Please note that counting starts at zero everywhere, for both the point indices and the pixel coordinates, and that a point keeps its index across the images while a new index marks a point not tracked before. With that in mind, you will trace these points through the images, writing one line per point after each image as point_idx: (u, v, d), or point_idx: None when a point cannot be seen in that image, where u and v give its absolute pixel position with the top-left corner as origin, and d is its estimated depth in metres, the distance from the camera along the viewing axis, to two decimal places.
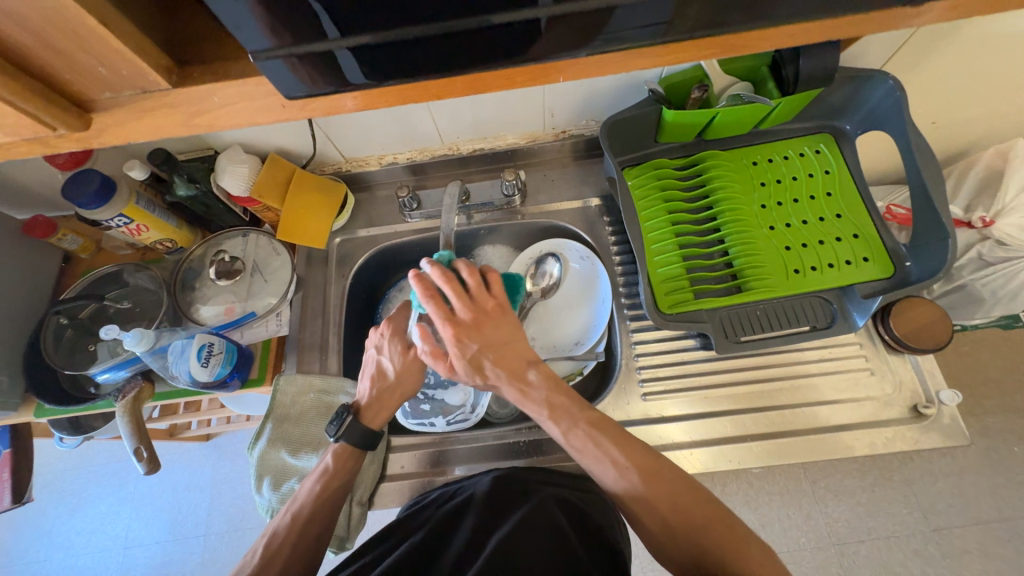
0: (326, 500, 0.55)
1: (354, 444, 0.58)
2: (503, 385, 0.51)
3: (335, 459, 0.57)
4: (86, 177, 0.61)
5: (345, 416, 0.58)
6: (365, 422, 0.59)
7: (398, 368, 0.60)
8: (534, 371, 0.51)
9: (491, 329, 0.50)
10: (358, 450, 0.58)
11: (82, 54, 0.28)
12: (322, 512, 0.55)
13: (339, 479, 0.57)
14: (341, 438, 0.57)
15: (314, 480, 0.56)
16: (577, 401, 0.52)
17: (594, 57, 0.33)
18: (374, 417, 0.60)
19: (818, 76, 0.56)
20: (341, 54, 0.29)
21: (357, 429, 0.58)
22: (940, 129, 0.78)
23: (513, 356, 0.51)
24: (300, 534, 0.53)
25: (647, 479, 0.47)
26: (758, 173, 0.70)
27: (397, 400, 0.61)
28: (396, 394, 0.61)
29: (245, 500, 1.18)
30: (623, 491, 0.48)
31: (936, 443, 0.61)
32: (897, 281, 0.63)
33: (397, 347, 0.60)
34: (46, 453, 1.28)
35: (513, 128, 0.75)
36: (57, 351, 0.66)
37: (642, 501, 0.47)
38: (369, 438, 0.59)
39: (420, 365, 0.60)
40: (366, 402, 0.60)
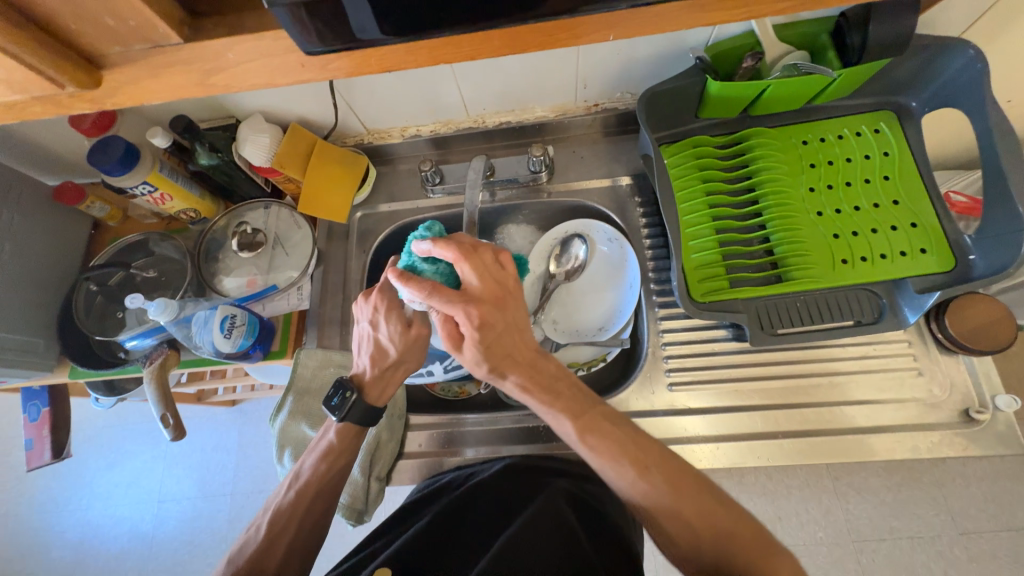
0: (328, 474, 0.55)
1: (360, 423, 0.57)
2: (512, 374, 0.51)
3: (339, 435, 0.57)
4: (110, 143, 0.61)
5: (352, 396, 0.56)
6: (369, 400, 0.57)
7: (399, 346, 0.56)
8: (540, 361, 0.52)
9: (507, 309, 0.49)
10: (363, 429, 0.58)
11: (89, 3, 0.26)
12: (323, 487, 0.55)
13: (343, 457, 0.57)
14: (345, 418, 0.57)
15: (316, 457, 0.56)
16: (586, 395, 0.52)
17: (641, 14, 0.29)
18: (379, 396, 0.58)
19: (889, 43, 0.50)
20: (349, 1, 0.25)
21: (364, 410, 0.57)
22: (1017, 108, 0.70)
23: (524, 341, 0.51)
24: (307, 504, 0.54)
25: (669, 484, 0.46)
26: (809, 153, 0.64)
27: (403, 376, 0.59)
28: (401, 369, 0.59)
29: (267, 464, 1.22)
30: (642, 495, 0.46)
31: (987, 451, 0.58)
32: (957, 276, 0.58)
33: (397, 323, 0.55)
34: (84, 410, 1.35)
35: (543, 100, 0.70)
36: (88, 317, 0.68)
37: (664, 508, 0.45)
38: (374, 416, 0.58)
39: (423, 340, 0.57)
40: (371, 380, 0.58)
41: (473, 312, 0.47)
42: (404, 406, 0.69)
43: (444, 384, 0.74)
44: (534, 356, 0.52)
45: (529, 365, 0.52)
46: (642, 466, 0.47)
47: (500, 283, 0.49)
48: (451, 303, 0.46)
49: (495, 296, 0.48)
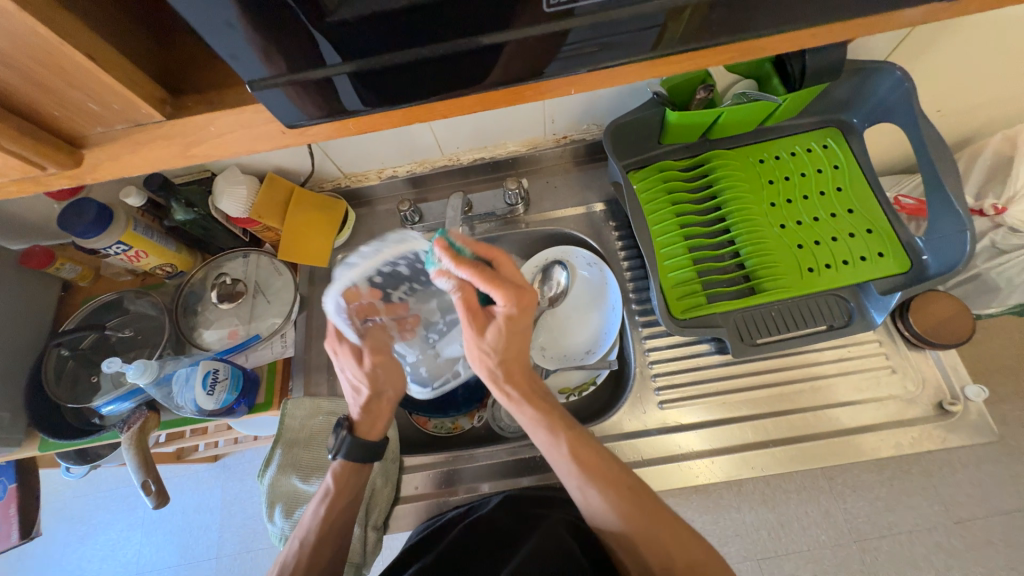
0: (340, 515, 0.55)
1: (359, 461, 0.56)
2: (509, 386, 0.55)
3: (340, 475, 0.56)
4: (81, 206, 0.60)
5: (343, 434, 0.56)
6: (361, 436, 0.57)
7: (367, 381, 0.54)
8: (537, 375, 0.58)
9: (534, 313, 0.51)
10: (362, 465, 0.57)
11: (71, 90, 0.27)
12: (331, 531, 0.55)
13: (344, 499, 0.56)
14: (341, 456, 0.56)
15: (321, 502, 0.55)
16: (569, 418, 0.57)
17: (597, 72, 0.32)
18: (371, 428, 0.58)
19: (826, 71, 0.54)
20: (334, 81, 0.28)
21: (356, 447, 0.56)
22: (946, 117, 0.77)
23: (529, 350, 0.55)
24: (310, 558, 0.53)
25: (648, 509, 0.51)
26: (766, 170, 0.68)
27: (391, 408, 0.59)
28: (387, 400, 0.58)
29: (255, 520, 1.16)
30: (628, 520, 0.50)
31: (964, 441, 0.60)
32: (914, 276, 0.61)
33: (350, 358, 0.53)
34: (52, 481, 1.26)
35: (513, 135, 0.73)
36: (59, 384, 0.64)
37: (643, 530, 0.49)
38: (375, 451, 0.57)
39: (393, 363, 0.57)
40: (359, 417, 0.58)
41: (516, 300, 0.47)
42: (397, 448, 0.67)
43: (436, 421, 0.72)
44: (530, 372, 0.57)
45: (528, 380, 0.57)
46: (627, 485, 0.51)
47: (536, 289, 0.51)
48: (491, 284, 0.45)
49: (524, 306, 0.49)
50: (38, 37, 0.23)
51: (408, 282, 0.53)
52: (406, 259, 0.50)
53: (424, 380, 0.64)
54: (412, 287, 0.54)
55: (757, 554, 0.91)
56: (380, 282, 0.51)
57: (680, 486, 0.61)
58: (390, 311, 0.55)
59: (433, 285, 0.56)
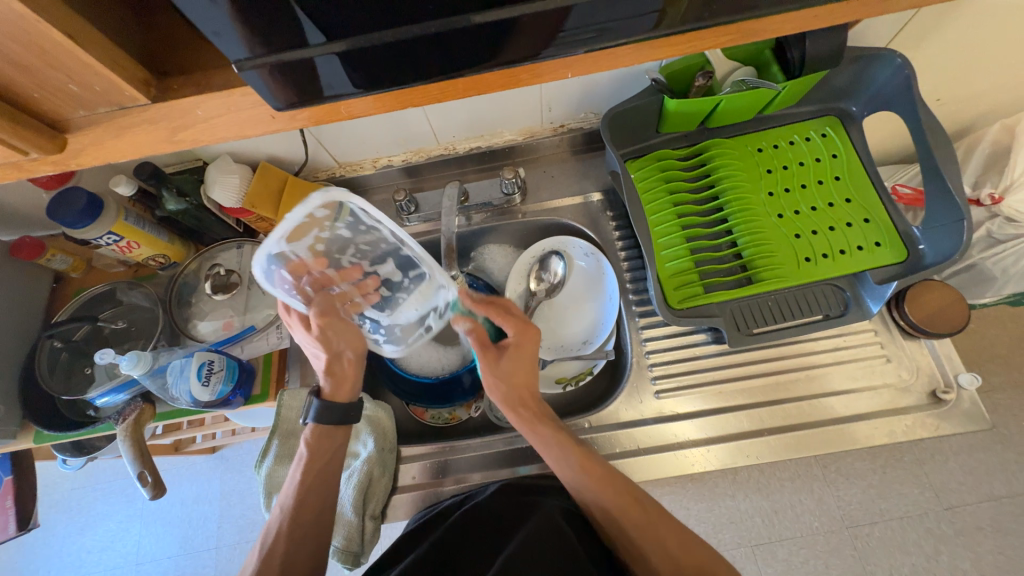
0: (318, 482, 0.55)
1: (332, 425, 0.57)
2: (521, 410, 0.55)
3: (315, 439, 0.56)
4: (70, 195, 0.59)
5: (308, 398, 0.57)
6: (333, 399, 0.57)
7: (326, 346, 0.55)
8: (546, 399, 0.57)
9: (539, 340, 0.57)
10: (336, 429, 0.57)
11: (52, 71, 0.26)
12: (310, 500, 0.54)
13: (321, 463, 0.56)
14: (313, 420, 0.56)
15: (298, 468, 0.55)
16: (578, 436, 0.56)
17: (595, 54, 0.31)
18: (341, 391, 0.58)
19: (826, 57, 0.53)
20: (322, 61, 0.27)
21: (327, 408, 0.56)
22: (945, 106, 0.76)
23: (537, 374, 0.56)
24: (292, 523, 0.53)
25: (657, 514, 0.51)
26: (765, 159, 0.68)
27: (355, 370, 0.58)
28: (349, 361, 0.57)
29: (254, 510, 1.17)
30: (636, 525, 0.50)
31: (957, 429, 0.61)
32: (910, 266, 0.61)
33: (301, 327, 0.54)
34: (50, 474, 1.26)
35: (509, 124, 0.72)
36: (52, 376, 0.64)
37: (650, 532, 0.49)
38: (346, 414, 0.58)
39: (352, 328, 0.56)
40: (326, 382, 0.58)
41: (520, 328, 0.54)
42: (394, 439, 0.67)
43: (434, 411, 0.72)
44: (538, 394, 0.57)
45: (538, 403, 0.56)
46: (635, 496, 0.51)
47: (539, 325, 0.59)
48: (501, 314, 0.54)
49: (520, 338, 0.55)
50: (15, 17, 0.23)
51: (355, 246, 0.50)
52: (342, 220, 0.46)
53: (397, 340, 0.59)
54: (363, 251, 0.51)
55: (751, 540, 0.93)
56: (323, 249, 0.48)
57: (676, 475, 0.61)
58: (343, 277, 0.52)
59: (383, 245, 0.51)
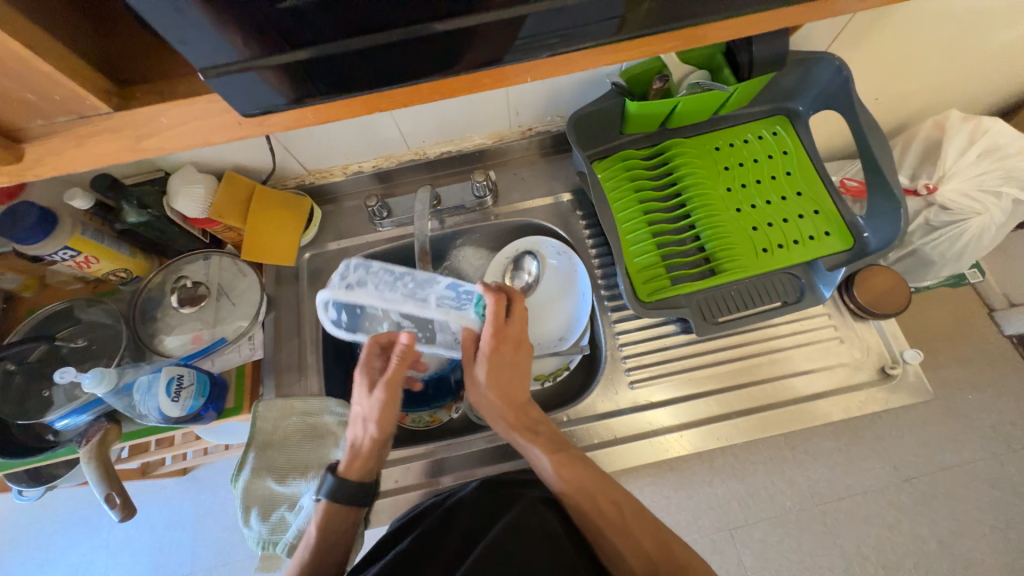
0: (323, 557, 0.53)
1: (344, 503, 0.55)
2: (503, 412, 0.57)
3: (323, 518, 0.55)
4: (20, 210, 0.56)
5: (323, 475, 0.55)
6: (351, 480, 0.56)
7: (371, 421, 0.54)
8: (528, 406, 0.58)
9: (517, 350, 0.57)
10: (348, 510, 0.55)
11: (8, 81, 0.26)
12: (315, 574, 0.53)
13: (330, 540, 0.54)
14: (324, 499, 0.55)
15: (305, 543, 0.54)
16: (562, 437, 0.59)
17: (555, 58, 0.33)
18: (360, 473, 0.56)
19: (771, 60, 0.57)
20: (285, 68, 0.28)
21: (339, 486, 0.55)
22: (881, 105, 0.83)
23: (520, 384, 0.58)
24: None
25: (633, 514, 0.54)
26: (722, 157, 0.71)
27: (371, 450, 0.55)
28: (372, 442, 0.55)
29: (230, 532, 1.13)
30: (611, 526, 0.52)
31: (905, 401, 0.65)
32: (857, 252, 0.66)
33: (361, 389, 0.54)
34: (3, 508, 1.18)
35: (478, 128, 0.74)
36: (4, 400, 0.60)
37: (623, 533, 0.52)
38: (359, 493, 0.56)
39: (392, 409, 0.54)
40: (348, 459, 0.56)
41: (505, 333, 0.55)
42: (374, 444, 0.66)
43: (414, 415, 0.71)
44: (525, 404, 0.58)
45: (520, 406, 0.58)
46: (611, 499, 0.54)
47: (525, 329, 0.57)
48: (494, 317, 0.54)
49: (517, 342, 0.57)
50: None
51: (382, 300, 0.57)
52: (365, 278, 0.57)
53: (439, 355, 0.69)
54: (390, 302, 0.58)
55: (729, 523, 0.96)
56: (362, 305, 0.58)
57: (652, 461, 0.64)
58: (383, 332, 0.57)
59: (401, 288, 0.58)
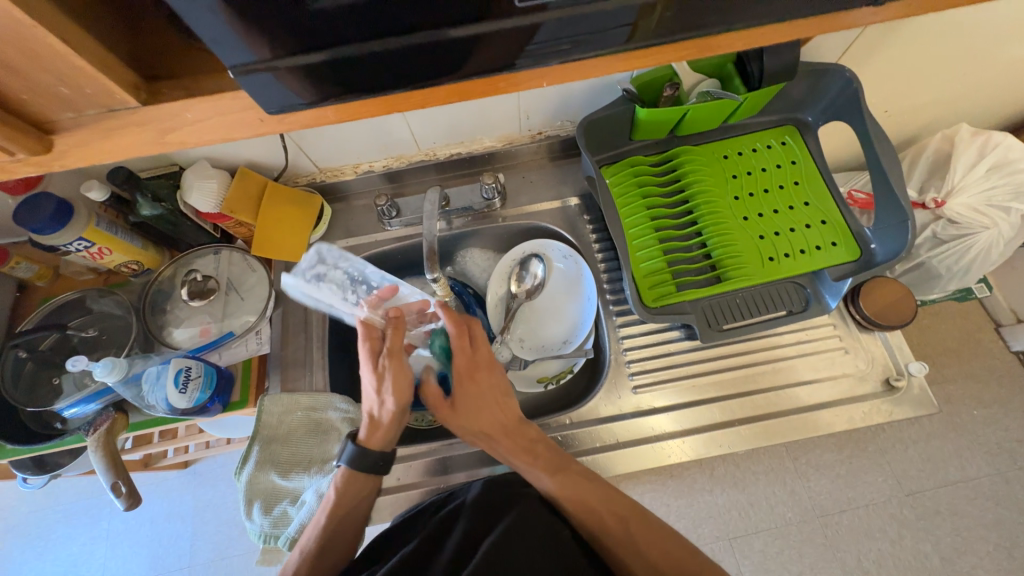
0: (340, 522, 0.55)
1: (362, 470, 0.56)
2: (495, 438, 0.57)
3: (343, 482, 0.56)
4: (38, 200, 0.58)
5: (345, 444, 0.56)
6: (375, 449, 0.56)
7: (387, 393, 0.54)
8: (523, 426, 0.59)
9: (490, 372, 0.58)
10: (366, 476, 0.57)
11: (42, 74, 0.27)
12: (332, 538, 0.55)
13: (346, 507, 0.56)
14: (344, 466, 0.56)
15: (322, 510, 0.56)
16: (562, 453, 0.60)
17: (570, 64, 0.34)
18: (382, 442, 0.56)
19: (782, 71, 0.58)
20: (307, 69, 0.29)
21: (361, 456, 0.55)
22: (891, 117, 0.83)
23: (504, 407, 0.58)
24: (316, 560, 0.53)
25: (636, 524, 0.54)
26: (730, 166, 0.72)
27: (393, 420, 0.55)
28: (391, 414, 0.54)
29: (230, 526, 1.13)
30: (613, 536, 0.53)
31: (909, 413, 0.65)
32: (863, 263, 0.66)
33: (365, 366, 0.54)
34: (7, 496, 1.19)
35: (489, 131, 0.75)
36: (16, 387, 0.61)
37: (627, 542, 0.53)
38: (379, 463, 0.56)
39: (403, 375, 0.54)
40: (368, 432, 0.56)
41: (472, 358, 0.57)
42: None
43: (417, 414, 0.73)
44: (518, 423, 0.59)
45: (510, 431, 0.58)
46: (615, 513, 0.54)
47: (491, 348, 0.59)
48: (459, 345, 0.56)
49: (486, 364, 0.58)
50: (11, 20, 0.23)
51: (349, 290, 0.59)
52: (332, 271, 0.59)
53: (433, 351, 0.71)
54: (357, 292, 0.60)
55: (729, 533, 0.96)
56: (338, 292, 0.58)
57: (652, 466, 0.64)
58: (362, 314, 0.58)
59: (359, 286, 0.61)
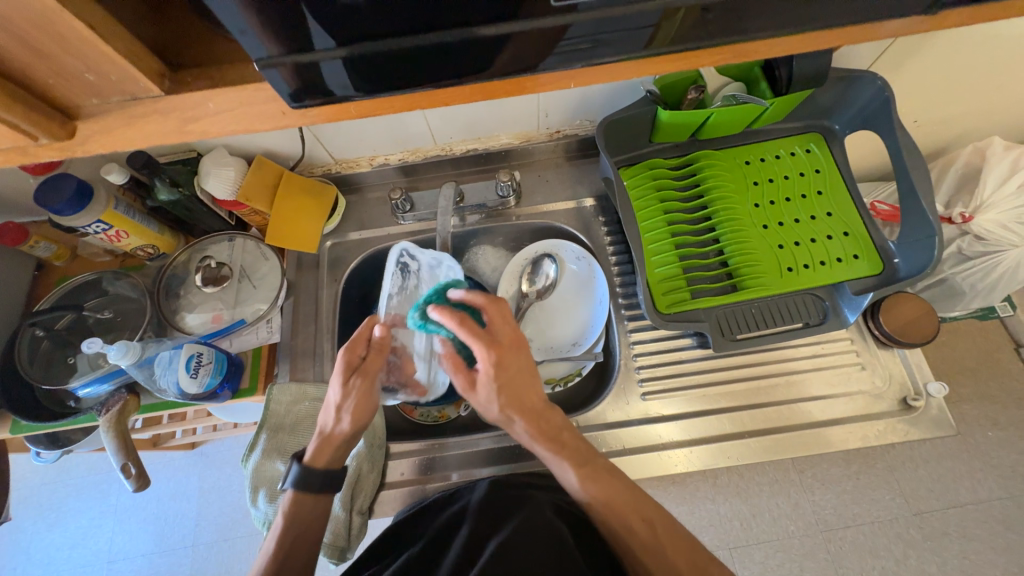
0: (293, 539, 0.53)
1: (312, 489, 0.54)
2: (519, 422, 0.53)
3: (291, 505, 0.54)
4: (59, 181, 0.58)
5: (289, 465, 0.54)
6: (318, 468, 0.55)
7: (349, 411, 0.54)
8: (548, 412, 0.54)
9: (517, 355, 0.53)
10: (317, 495, 0.54)
11: (68, 59, 0.27)
12: (286, 556, 0.52)
13: (298, 526, 0.53)
14: (292, 488, 0.54)
15: (274, 531, 0.53)
16: (590, 445, 0.55)
17: (598, 66, 0.33)
18: (331, 462, 0.55)
19: (812, 77, 0.56)
20: (328, 65, 0.28)
21: (307, 477, 0.54)
22: (921, 128, 0.80)
23: (534, 389, 0.53)
24: None
25: (664, 533, 0.50)
26: (751, 172, 0.70)
27: (342, 442, 0.55)
28: (345, 433, 0.54)
29: (234, 508, 1.15)
30: (641, 545, 0.49)
31: (925, 435, 0.64)
32: (886, 278, 0.64)
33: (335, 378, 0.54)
34: (21, 467, 1.22)
35: (507, 128, 0.74)
36: (32, 365, 0.62)
37: (654, 553, 0.49)
38: (327, 483, 0.55)
39: (370, 396, 0.55)
40: (316, 449, 0.55)
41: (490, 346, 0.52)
42: (384, 435, 0.67)
43: (423, 410, 0.74)
44: (543, 406, 0.54)
45: (537, 415, 0.53)
46: (642, 516, 0.50)
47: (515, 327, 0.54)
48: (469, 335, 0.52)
49: (510, 342, 0.53)
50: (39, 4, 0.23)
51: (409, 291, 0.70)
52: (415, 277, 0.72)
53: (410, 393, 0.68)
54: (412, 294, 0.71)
55: (729, 542, 0.95)
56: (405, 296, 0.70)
57: (658, 474, 0.63)
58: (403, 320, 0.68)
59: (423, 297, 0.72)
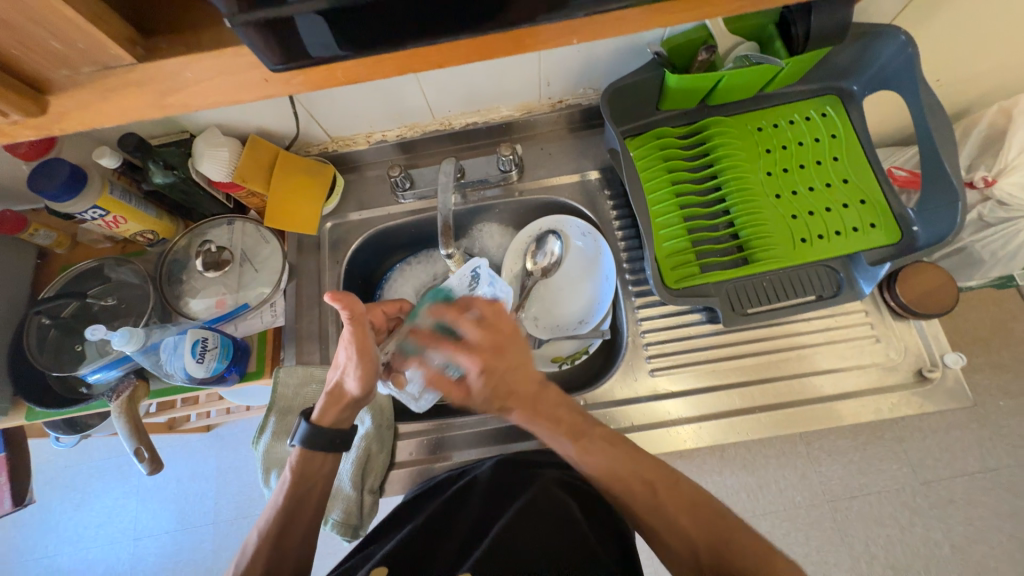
0: (299, 500, 0.54)
1: (319, 450, 0.55)
2: (514, 410, 0.53)
3: (299, 462, 0.55)
4: (52, 167, 0.57)
5: (296, 422, 0.54)
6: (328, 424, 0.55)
7: (350, 378, 0.53)
8: (541, 395, 0.53)
9: (507, 355, 0.51)
10: (327, 455, 0.56)
11: (31, 26, 0.25)
12: (291, 523, 0.54)
13: (306, 487, 0.55)
14: (298, 445, 0.54)
15: (280, 490, 0.54)
16: (588, 417, 0.54)
17: (598, 19, 0.30)
18: (339, 419, 0.56)
19: (829, 34, 0.51)
20: (304, 20, 0.26)
21: (314, 435, 0.54)
22: (944, 88, 0.76)
23: (526, 378, 0.52)
24: (275, 547, 0.52)
25: (665, 491, 0.50)
26: (764, 139, 0.67)
27: (349, 403, 0.55)
28: (350, 395, 0.54)
29: (250, 487, 1.18)
30: (646, 511, 0.50)
31: (940, 407, 0.62)
32: (903, 247, 0.62)
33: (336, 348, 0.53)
34: (44, 450, 1.26)
35: (507, 99, 0.71)
36: (42, 353, 0.63)
37: (659, 515, 0.49)
38: (337, 441, 0.55)
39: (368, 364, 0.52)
40: (325, 407, 0.55)
41: (474, 358, 0.50)
42: (391, 416, 0.67)
43: None
44: (538, 390, 0.53)
45: (531, 402, 0.52)
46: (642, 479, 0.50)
47: (498, 330, 0.51)
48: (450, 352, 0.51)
49: (493, 344, 0.51)
50: None
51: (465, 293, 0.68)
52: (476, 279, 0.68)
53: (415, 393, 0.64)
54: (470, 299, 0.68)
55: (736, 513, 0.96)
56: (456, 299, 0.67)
57: (671, 450, 0.63)
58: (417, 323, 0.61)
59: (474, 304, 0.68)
